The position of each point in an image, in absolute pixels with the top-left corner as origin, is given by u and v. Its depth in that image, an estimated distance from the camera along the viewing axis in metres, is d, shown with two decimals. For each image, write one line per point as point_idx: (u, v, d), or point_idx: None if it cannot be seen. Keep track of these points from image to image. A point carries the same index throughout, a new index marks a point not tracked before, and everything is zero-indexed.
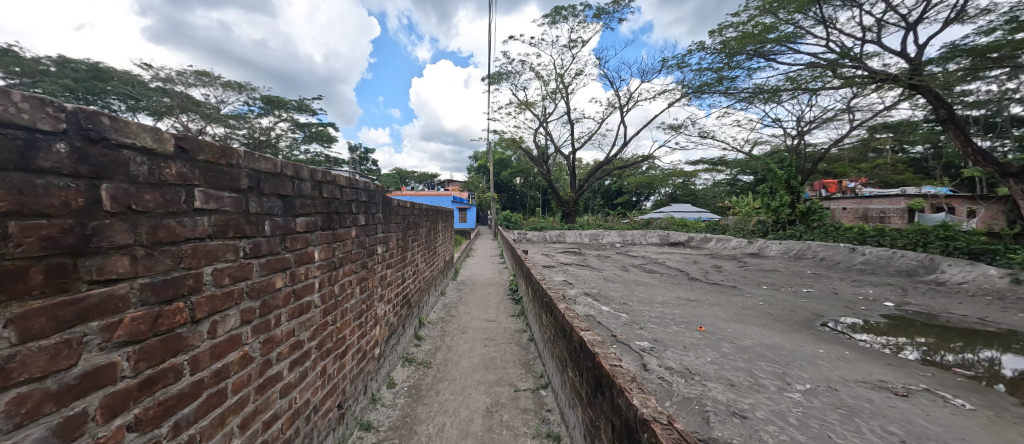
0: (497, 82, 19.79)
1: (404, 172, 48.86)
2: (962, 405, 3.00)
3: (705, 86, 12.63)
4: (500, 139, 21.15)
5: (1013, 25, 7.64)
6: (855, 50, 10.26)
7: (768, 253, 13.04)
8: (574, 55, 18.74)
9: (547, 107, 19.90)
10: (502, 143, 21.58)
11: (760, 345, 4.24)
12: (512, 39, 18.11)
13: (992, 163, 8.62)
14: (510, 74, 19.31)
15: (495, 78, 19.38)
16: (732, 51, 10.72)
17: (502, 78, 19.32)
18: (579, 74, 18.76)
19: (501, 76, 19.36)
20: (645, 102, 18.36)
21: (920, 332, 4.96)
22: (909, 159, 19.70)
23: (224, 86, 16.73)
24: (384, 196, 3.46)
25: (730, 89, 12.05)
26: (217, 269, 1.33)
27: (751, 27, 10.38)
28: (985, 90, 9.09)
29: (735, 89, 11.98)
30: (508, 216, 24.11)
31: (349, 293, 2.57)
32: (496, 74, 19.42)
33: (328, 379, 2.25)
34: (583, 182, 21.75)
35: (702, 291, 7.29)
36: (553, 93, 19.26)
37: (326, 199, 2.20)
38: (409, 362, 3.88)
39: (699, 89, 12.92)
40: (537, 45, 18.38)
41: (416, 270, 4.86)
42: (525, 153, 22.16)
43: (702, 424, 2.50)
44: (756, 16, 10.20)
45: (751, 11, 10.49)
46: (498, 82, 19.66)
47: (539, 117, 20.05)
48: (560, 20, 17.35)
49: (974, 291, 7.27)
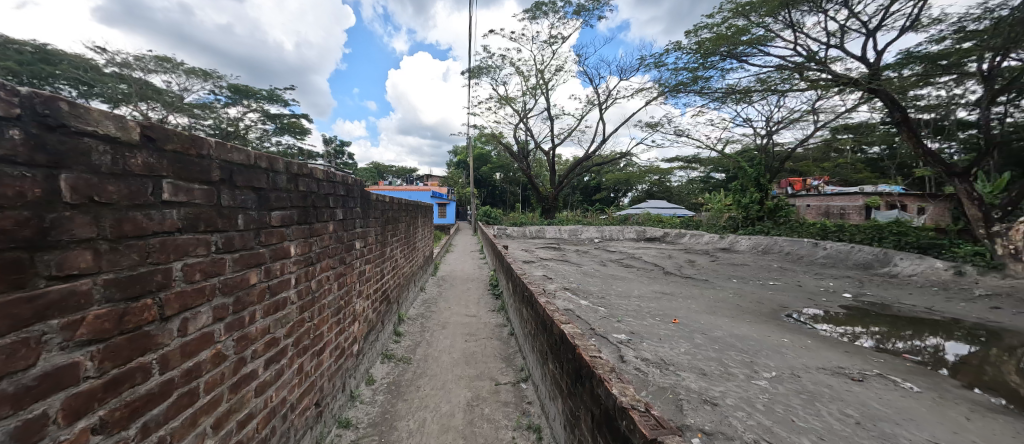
0: (477, 76, 19.61)
1: (383, 167, 47.82)
2: (911, 388, 3.22)
3: (681, 85, 12.89)
4: (480, 134, 21.07)
5: (960, 35, 8.13)
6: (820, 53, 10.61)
7: (739, 248, 13.56)
8: (554, 51, 18.80)
9: (527, 103, 19.93)
10: (482, 138, 21.48)
11: (730, 336, 4.42)
12: (493, 33, 17.99)
13: (939, 163, 9.05)
14: (491, 68, 19.20)
15: (476, 72, 19.24)
16: (707, 52, 10.98)
17: (482, 72, 19.18)
18: (559, 70, 18.80)
19: (482, 70, 19.22)
20: (623, 99, 18.63)
21: (874, 321, 5.29)
22: (866, 158, 20.87)
23: (188, 73, 15.79)
24: (362, 190, 3.39)
25: (704, 89, 12.32)
26: (188, 264, 1.27)
27: (724, 28, 10.66)
28: (936, 95, 9.68)
29: (709, 89, 12.24)
30: (487, 212, 23.84)
31: (327, 289, 2.52)
32: (476, 69, 19.28)
33: (306, 376, 2.20)
34: (563, 178, 21.91)
35: (676, 285, 7.53)
36: (533, 89, 19.31)
37: (303, 192, 2.14)
38: (389, 358, 3.85)
39: (676, 89, 13.13)
40: (517, 39, 18.28)
41: (396, 265, 4.81)
42: (505, 148, 22.08)
43: (677, 412, 2.60)
44: (730, 18, 10.48)
45: (725, 12, 10.76)
46: (478, 76, 19.48)
47: (519, 113, 20.03)
48: (540, 16, 17.32)
49: (923, 282, 7.80)
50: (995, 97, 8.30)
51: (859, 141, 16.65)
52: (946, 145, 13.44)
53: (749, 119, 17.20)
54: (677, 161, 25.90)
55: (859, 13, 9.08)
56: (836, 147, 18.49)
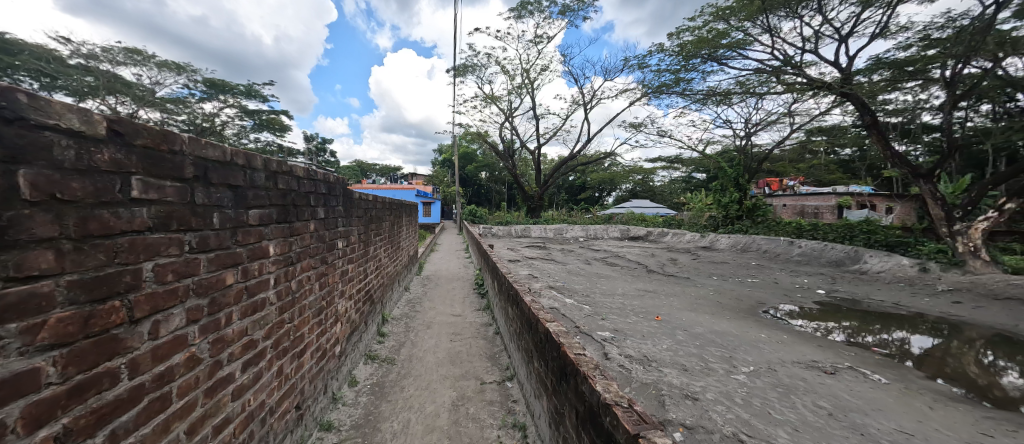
0: (462, 74, 19.50)
1: (367, 165, 47.12)
2: (879, 380, 3.37)
3: (664, 86, 13.11)
4: (465, 133, 20.97)
5: (925, 42, 8.53)
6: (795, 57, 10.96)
7: (719, 246, 13.90)
8: (539, 50, 18.85)
9: (513, 102, 19.94)
10: (467, 136, 21.37)
11: (711, 332, 4.53)
12: (478, 31, 17.93)
13: (906, 165, 9.43)
14: (476, 66, 19.12)
15: (461, 70, 19.13)
16: (689, 54, 11.21)
17: (467, 71, 19.09)
18: (545, 70, 18.87)
19: (467, 68, 19.12)
20: (607, 99, 18.84)
21: (846, 316, 5.51)
22: (839, 160, 21.70)
23: (160, 66, 15.17)
24: (345, 189, 3.34)
25: (686, 91, 12.56)
26: (159, 264, 1.22)
27: (705, 31, 10.90)
28: (902, 100, 10.14)
29: (690, 91, 12.49)
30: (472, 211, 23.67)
31: (308, 290, 2.47)
32: (462, 67, 19.17)
33: (286, 379, 2.15)
34: (549, 177, 22.01)
35: (658, 282, 7.68)
36: (519, 88, 19.35)
37: (282, 190, 2.08)
38: (372, 359, 3.79)
39: (659, 90, 13.35)
40: (502, 38, 18.24)
41: (379, 264, 4.75)
42: (491, 147, 22.03)
43: (659, 407, 2.65)
44: (710, 21, 10.72)
45: (706, 16, 11.00)
46: (464, 74, 19.37)
47: (505, 112, 20.02)
48: (526, 15, 17.33)
49: (890, 278, 8.17)
50: (956, 102, 8.74)
51: (832, 143, 17.30)
52: (912, 148, 14.08)
53: (728, 121, 17.65)
54: (660, 161, 26.36)
55: (832, 20, 9.42)
56: (810, 149, 19.17)
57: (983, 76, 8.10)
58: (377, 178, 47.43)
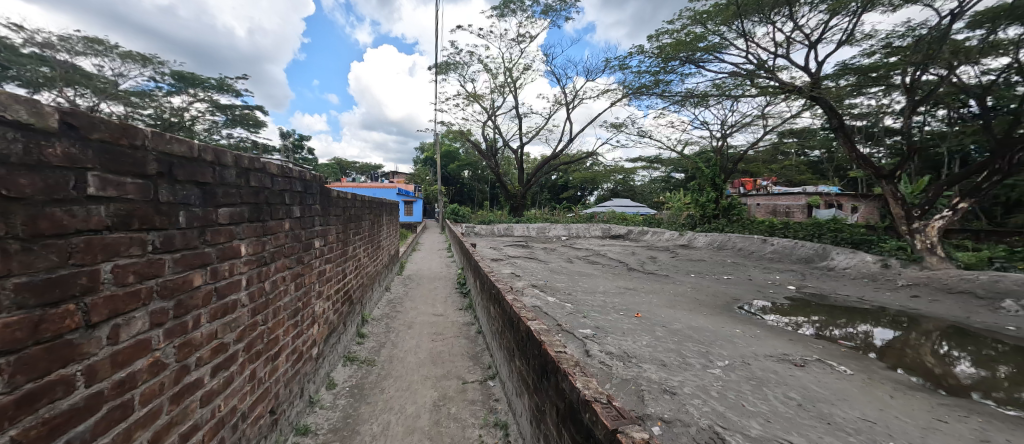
0: (445, 71, 19.35)
1: (347, 163, 46.13)
2: (845, 371, 3.54)
3: (644, 87, 13.35)
4: (447, 131, 20.82)
5: (887, 50, 9.00)
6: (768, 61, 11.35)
7: (696, 244, 14.28)
8: (522, 49, 18.89)
9: (496, 101, 19.92)
10: (449, 135, 21.22)
11: (688, 328, 4.65)
12: (460, 29, 17.81)
13: (869, 166, 9.92)
14: (458, 64, 19.00)
15: (443, 68, 18.98)
16: (667, 56, 11.46)
17: (450, 68, 18.94)
18: (527, 69, 18.94)
19: (449, 66, 18.97)
20: (589, 100, 19.05)
21: (815, 311, 5.76)
22: (808, 161, 22.65)
23: (123, 57, 14.40)
24: (322, 186, 3.26)
25: (665, 93, 12.83)
26: (119, 265, 1.16)
27: (683, 35, 11.17)
28: (867, 104, 10.67)
29: (669, 92, 12.77)
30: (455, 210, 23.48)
31: (283, 291, 2.40)
32: (444, 64, 19.02)
33: (259, 383, 2.08)
34: (532, 176, 22.09)
35: (638, 280, 7.83)
36: (501, 87, 19.35)
37: (255, 188, 2.01)
38: (352, 360, 3.72)
39: (639, 91, 13.59)
40: (485, 36, 18.18)
41: (359, 264, 4.67)
42: (474, 145, 21.94)
43: (638, 402, 2.70)
44: (688, 25, 10.99)
45: (684, 19, 11.26)
46: (446, 72, 19.22)
47: (487, 111, 19.97)
48: (509, 14, 17.32)
49: (855, 274, 8.58)
50: (914, 107, 9.27)
51: (802, 144, 18.04)
52: (876, 150, 14.83)
53: (706, 122, 18.16)
54: (641, 161, 26.86)
55: (802, 26, 9.81)
56: (782, 150, 19.94)
57: (938, 83, 8.61)
58: (358, 177, 46.65)
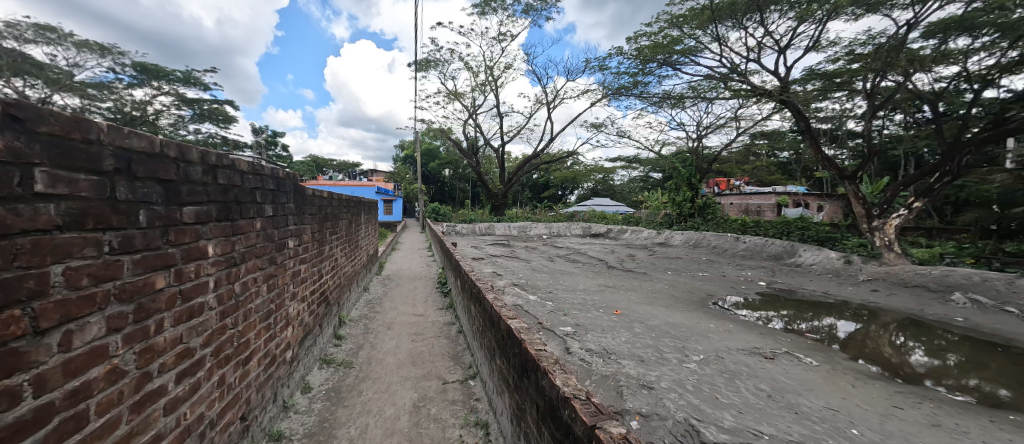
0: (425, 69, 19.11)
1: (324, 161, 44.90)
2: (811, 363, 3.72)
3: (623, 88, 13.58)
4: (427, 129, 20.59)
5: (850, 57, 9.47)
6: (741, 65, 11.74)
7: (673, 242, 14.66)
8: (503, 48, 18.88)
9: (477, 99, 19.86)
10: (429, 133, 20.98)
11: (665, 324, 4.77)
12: (441, 26, 17.63)
13: (834, 168, 10.44)
14: (439, 62, 18.82)
15: (424, 65, 18.76)
16: (646, 58, 11.70)
17: (430, 66, 18.73)
18: (508, 68, 18.97)
19: (430, 63, 18.77)
20: (570, 99, 19.22)
21: (784, 305, 6.02)
22: (778, 162, 23.64)
23: (79, 46, 13.49)
24: (296, 184, 3.16)
25: (644, 94, 13.08)
26: (71, 267, 1.08)
27: (660, 37, 11.41)
28: (831, 108, 11.21)
29: (647, 94, 13.02)
30: (435, 209, 23.14)
31: (255, 293, 2.31)
32: (425, 61, 18.80)
33: (229, 389, 2.00)
34: (514, 175, 22.14)
35: (617, 278, 7.97)
36: (483, 85, 19.29)
37: (223, 185, 1.93)
38: (328, 363, 3.63)
39: (618, 92, 13.81)
40: (466, 34, 18.09)
41: (336, 264, 4.56)
42: (454, 144, 21.77)
43: (617, 398, 2.76)
44: (666, 28, 11.24)
45: (661, 22, 11.51)
46: (426, 69, 18.99)
47: (469, 109, 19.89)
48: (490, 12, 17.27)
49: (821, 270, 9.02)
50: (874, 112, 9.82)
51: (772, 146, 18.80)
52: (839, 152, 15.62)
53: (682, 124, 18.66)
54: (620, 161, 27.35)
55: (772, 32, 10.20)
56: (753, 152, 20.72)
57: (896, 89, 9.14)
58: (335, 175, 45.44)
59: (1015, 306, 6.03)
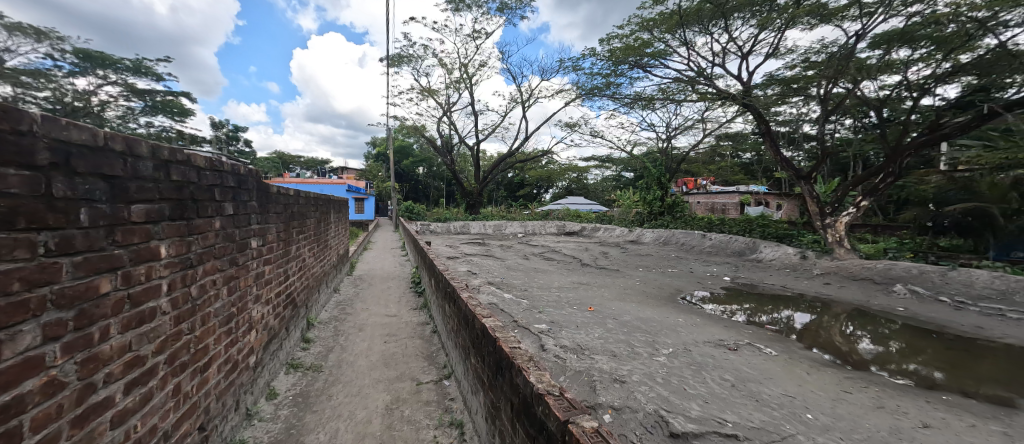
0: (399, 64, 18.73)
1: (291, 158, 43.11)
2: (770, 352, 3.95)
3: (596, 89, 13.82)
4: (400, 126, 20.24)
5: (806, 64, 10.07)
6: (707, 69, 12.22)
7: (644, 240, 15.12)
8: (478, 46, 18.82)
9: (451, 96, 19.72)
10: (402, 130, 20.61)
11: (637, 319, 4.92)
12: (415, 21, 17.37)
13: (792, 168, 11.07)
14: (412, 57, 18.53)
15: (397, 60, 18.41)
16: (618, 60, 11.98)
17: (403, 61, 18.41)
18: (483, 66, 18.91)
19: (403, 59, 18.46)
20: (545, 99, 19.48)
21: (747, 299, 6.35)
22: (740, 163, 24.87)
23: (10, 28, 12.23)
24: (259, 181, 3.01)
25: (616, 94, 13.37)
26: (1, 271, 0.98)
27: (632, 40, 11.71)
28: (789, 112, 11.89)
29: (620, 95, 13.32)
30: (409, 207, 22.70)
31: (213, 296, 2.20)
32: (398, 56, 18.44)
33: (185, 398, 1.89)
34: (489, 174, 22.11)
35: (590, 275, 8.14)
36: (457, 83, 19.17)
37: (177, 183, 1.82)
38: (295, 367, 3.50)
39: (592, 92, 14.07)
40: (440, 30, 17.91)
41: (303, 265, 4.39)
42: (428, 141, 21.48)
43: (590, 392, 2.82)
44: (637, 31, 11.53)
45: (633, 25, 11.80)
46: (399, 65, 18.66)
47: (443, 106, 19.71)
48: (464, 9, 17.16)
49: (780, 265, 9.56)
50: (826, 116, 10.50)
51: (736, 147, 19.73)
52: (796, 154, 16.60)
53: (653, 124, 19.27)
54: (594, 160, 27.89)
55: (736, 39, 10.68)
56: (718, 152, 21.70)
57: (845, 95, 9.80)
58: (302, 171, 43.65)
59: (947, 296, 6.63)
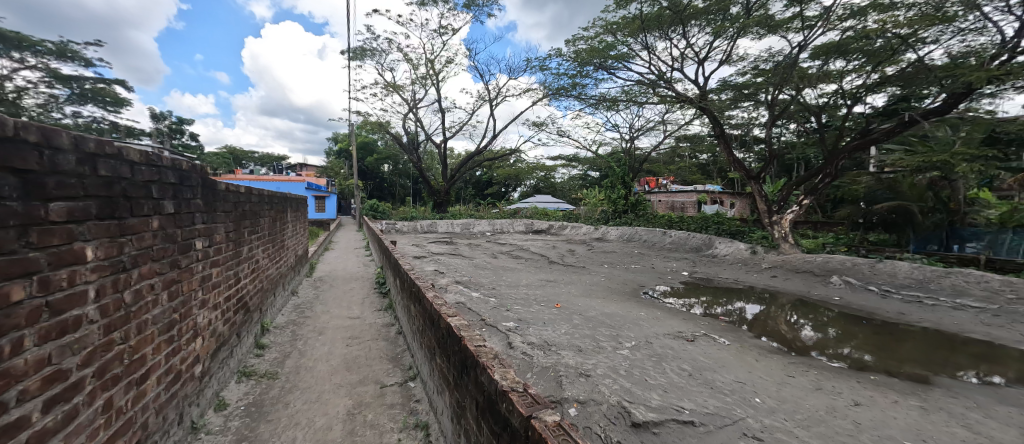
0: (361, 57, 18.12)
1: (244, 153, 40.40)
2: (723, 342, 4.20)
3: (563, 89, 14.06)
4: (363, 122, 19.57)
5: (755, 71, 10.76)
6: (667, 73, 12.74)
7: (609, 237, 15.59)
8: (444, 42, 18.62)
9: (417, 92, 19.38)
10: (366, 126, 19.96)
11: (602, 314, 5.07)
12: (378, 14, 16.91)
13: (743, 169, 11.82)
14: (375, 51, 18.00)
15: (359, 53, 17.82)
16: (583, 61, 12.24)
17: (365, 55, 17.84)
18: (449, 62, 18.73)
19: (365, 52, 17.88)
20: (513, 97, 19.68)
21: (703, 292, 6.71)
22: (698, 163, 26.24)
23: None
24: (205, 177, 2.81)
25: (581, 95, 13.66)
26: None
27: (597, 42, 12.01)
28: (741, 116, 12.66)
29: (585, 95, 13.63)
30: (373, 205, 22.00)
31: (151, 301, 2.02)
32: (360, 49, 17.83)
33: (118, 414, 1.72)
34: (456, 172, 21.93)
35: (557, 272, 8.30)
36: (423, 79, 18.86)
37: (105, 178, 1.65)
38: (247, 376, 3.30)
39: (558, 92, 14.29)
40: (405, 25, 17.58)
41: (256, 266, 4.14)
42: (393, 138, 20.94)
43: (556, 387, 2.87)
44: (601, 33, 11.82)
45: (597, 28, 12.09)
46: (362, 58, 18.07)
47: (408, 102, 19.32)
48: (431, 4, 16.91)
49: (733, 259, 10.20)
50: (773, 120, 11.29)
51: (694, 148, 20.80)
52: (748, 156, 17.76)
53: (617, 125, 19.91)
54: (562, 159, 28.44)
55: (692, 45, 11.23)
56: (678, 153, 22.79)
57: (789, 101, 10.57)
58: (257, 167, 41.23)
59: (874, 285, 7.35)
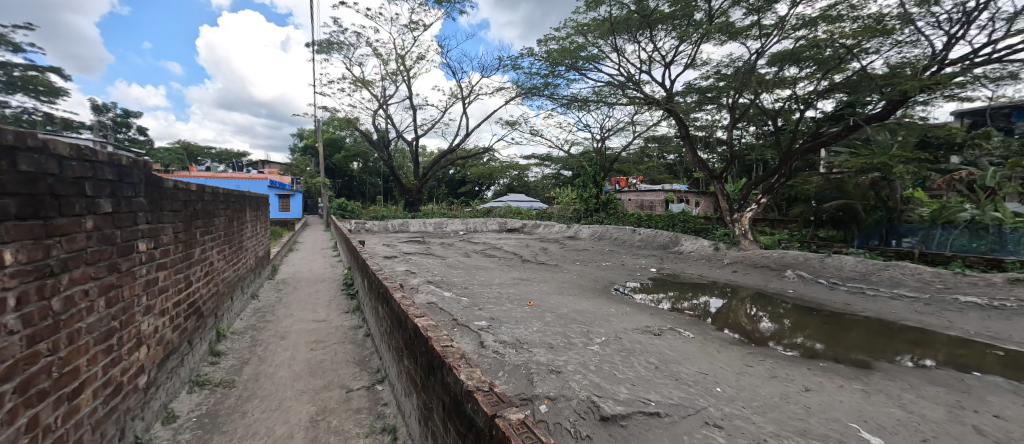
0: (327, 51, 17.45)
1: (199, 149, 37.87)
2: (688, 335, 4.38)
3: (535, 88, 14.14)
4: (331, 118, 18.86)
5: (717, 76, 11.24)
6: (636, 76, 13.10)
7: (581, 236, 15.86)
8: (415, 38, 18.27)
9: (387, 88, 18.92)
10: (333, 122, 19.26)
11: (573, 311, 5.15)
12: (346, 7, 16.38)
13: (707, 169, 12.37)
14: (342, 45, 17.40)
15: (326, 47, 17.15)
16: (555, 61, 12.36)
17: (332, 48, 17.22)
18: (420, 59, 18.41)
19: (332, 46, 17.25)
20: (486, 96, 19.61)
21: (671, 288, 6.96)
22: (665, 163, 27.20)
23: None
24: (149, 173, 2.61)
25: (553, 95, 13.80)
26: None
27: (568, 42, 12.16)
28: (705, 118, 13.23)
29: (557, 95, 13.77)
30: (342, 204, 21.25)
31: (84, 309, 1.86)
32: (327, 42, 17.17)
33: (44, 434, 1.56)
34: (428, 170, 21.60)
35: (529, 270, 8.35)
36: (394, 74, 18.44)
37: (27, 174, 1.50)
38: (200, 385, 3.10)
39: (530, 91, 14.35)
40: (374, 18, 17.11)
41: (210, 268, 3.90)
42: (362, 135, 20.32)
43: (527, 385, 2.89)
44: (572, 34, 11.97)
45: (569, 29, 12.23)
46: (328, 52, 17.42)
47: (379, 98, 18.84)
48: None
49: (698, 256, 10.64)
50: (734, 123, 11.86)
51: (662, 149, 21.53)
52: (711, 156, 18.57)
53: (588, 126, 20.28)
54: (535, 158, 28.67)
55: (659, 48, 11.58)
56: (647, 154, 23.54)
57: (749, 105, 11.13)
58: (214, 164, 38.77)
59: (824, 278, 7.89)
